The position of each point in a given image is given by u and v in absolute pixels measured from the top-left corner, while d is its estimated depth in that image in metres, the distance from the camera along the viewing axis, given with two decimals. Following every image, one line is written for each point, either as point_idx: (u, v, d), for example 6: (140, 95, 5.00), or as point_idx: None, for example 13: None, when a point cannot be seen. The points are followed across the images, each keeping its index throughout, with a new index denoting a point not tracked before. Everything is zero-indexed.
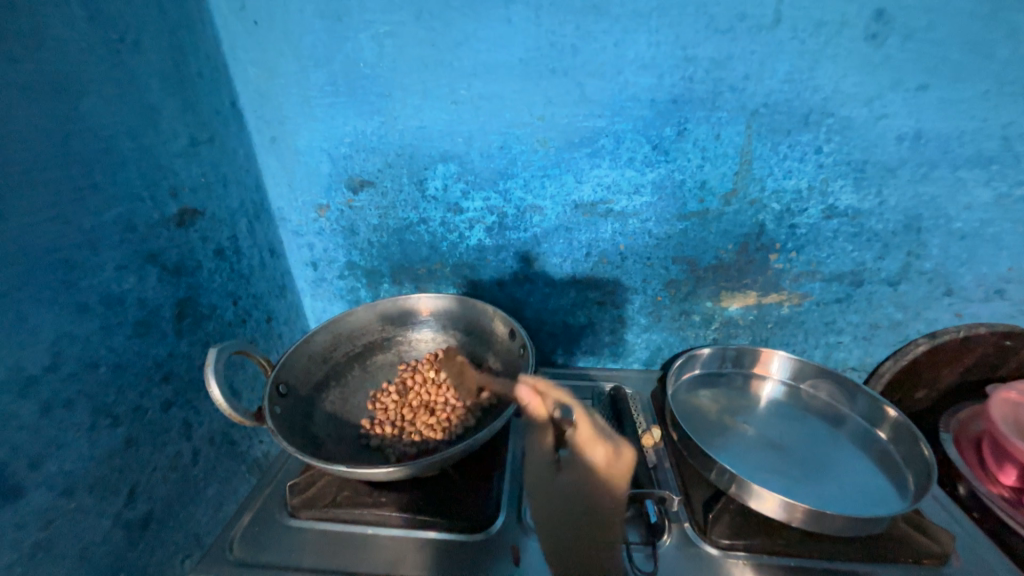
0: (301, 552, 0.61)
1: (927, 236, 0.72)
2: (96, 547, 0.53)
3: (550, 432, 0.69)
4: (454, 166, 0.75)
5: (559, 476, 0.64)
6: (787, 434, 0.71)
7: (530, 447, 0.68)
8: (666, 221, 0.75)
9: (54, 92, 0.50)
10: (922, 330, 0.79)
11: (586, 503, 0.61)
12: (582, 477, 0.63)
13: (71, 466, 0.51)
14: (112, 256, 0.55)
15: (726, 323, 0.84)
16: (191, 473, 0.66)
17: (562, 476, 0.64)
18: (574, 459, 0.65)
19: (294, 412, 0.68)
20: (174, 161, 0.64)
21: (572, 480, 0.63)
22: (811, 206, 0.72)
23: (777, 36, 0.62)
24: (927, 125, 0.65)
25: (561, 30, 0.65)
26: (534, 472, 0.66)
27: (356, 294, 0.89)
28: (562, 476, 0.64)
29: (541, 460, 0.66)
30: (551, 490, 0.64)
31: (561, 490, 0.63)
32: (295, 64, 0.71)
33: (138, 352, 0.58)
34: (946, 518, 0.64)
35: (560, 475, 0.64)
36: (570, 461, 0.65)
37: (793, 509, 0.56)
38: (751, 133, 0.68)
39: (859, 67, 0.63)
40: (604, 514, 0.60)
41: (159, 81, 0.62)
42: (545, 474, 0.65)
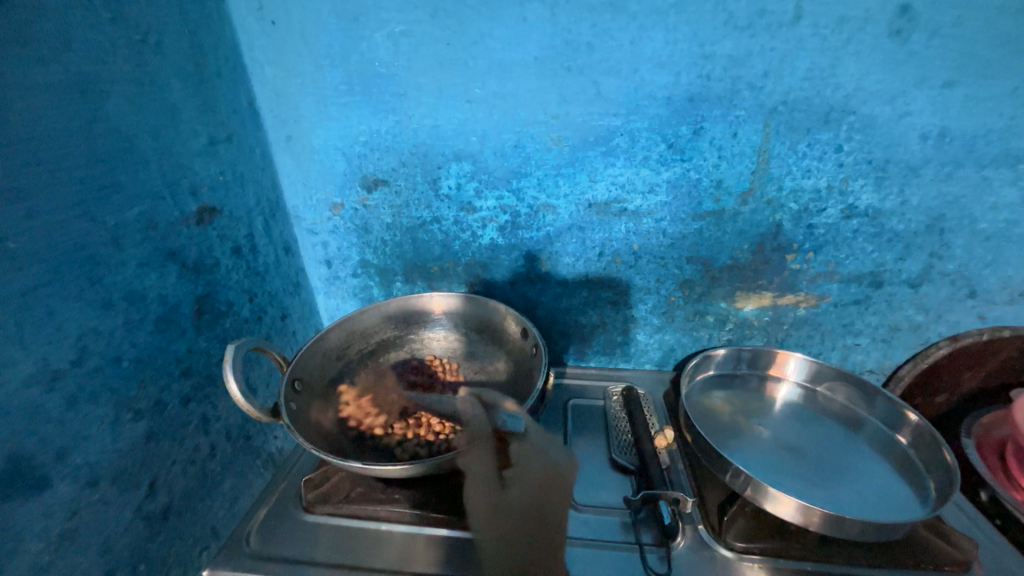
0: (315, 547, 0.61)
1: (950, 237, 0.70)
2: (117, 538, 0.55)
3: (492, 443, 0.65)
4: (468, 165, 0.75)
5: (506, 492, 0.61)
6: (802, 438, 0.70)
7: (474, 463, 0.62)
8: (681, 221, 0.75)
9: (80, 93, 0.51)
10: (943, 333, 0.77)
11: (534, 513, 0.60)
12: (536, 486, 0.63)
13: (95, 459, 0.52)
14: (134, 253, 0.56)
15: (740, 324, 0.83)
16: (208, 467, 0.67)
17: (510, 491, 0.61)
18: (520, 471, 0.63)
19: (308, 408, 0.69)
20: (193, 160, 0.65)
21: (519, 495, 0.61)
22: (829, 206, 0.71)
23: (797, 33, 0.61)
24: (952, 122, 0.64)
25: (577, 28, 0.64)
26: (475, 488, 0.62)
27: (369, 292, 0.89)
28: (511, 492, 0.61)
29: (487, 474, 0.62)
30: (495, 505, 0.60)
31: (508, 507, 0.60)
32: (311, 64, 0.71)
33: (158, 348, 0.59)
34: (969, 526, 0.63)
35: (505, 491, 0.61)
36: (517, 473, 0.63)
37: (809, 513, 0.55)
38: (769, 132, 0.67)
39: (883, 64, 0.62)
40: (556, 514, 0.61)
41: (179, 80, 0.63)
42: (491, 490, 0.61)
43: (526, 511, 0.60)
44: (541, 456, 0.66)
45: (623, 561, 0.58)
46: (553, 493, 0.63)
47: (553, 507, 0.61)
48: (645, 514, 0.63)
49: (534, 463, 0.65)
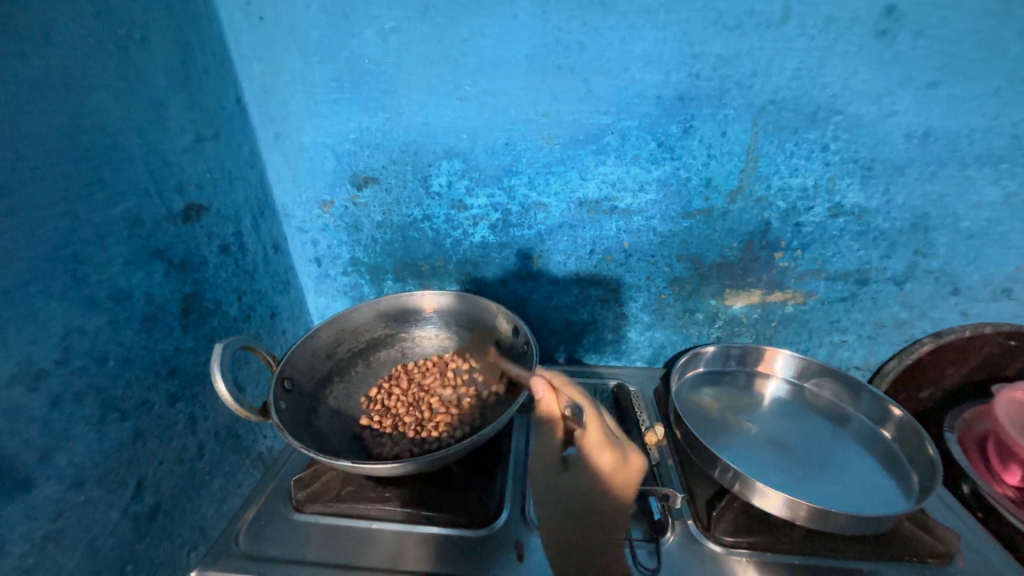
0: (306, 547, 0.61)
1: (934, 235, 0.71)
2: (104, 540, 0.54)
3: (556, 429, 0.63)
4: (459, 162, 0.75)
5: (567, 473, 0.61)
6: (789, 433, 0.71)
7: (542, 438, 0.64)
8: (671, 219, 0.75)
9: (63, 88, 0.50)
10: (927, 330, 0.79)
11: (587, 507, 0.59)
12: (595, 479, 0.60)
13: (80, 460, 0.51)
14: (120, 251, 0.55)
15: (729, 321, 0.83)
16: (197, 467, 0.66)
17: (571, 473, 0.61)
18: (584, 459, 0.61)
19: (298, 407, 0.69)
20: (180, 157, 0.64)
21: (580, 479, 0.60)
22: (817, 204, 0.71)
23: (785, 33, 0.62)
24: (936, 122, 0.65)
25: (567, 26, 0.64)
26: (541, 468, 0.63)
27: (360, 290, 0.89)
28: (573, 474, 0.61)
29: (547, 456, 0.63)
30: (555, 484, 0.61)
31: (565, 489, 0.61)
32: (299, 60, 0.70)
33: (145, 347, 0.59)
34: (952, 519, 0.64)
35: (565, 473, 0.61)
36: (581, 461, 0.61)
37: (796, 508, 0.56)
38: (757, 131, 0.68)
39: (869, 64, 0.63)
40: (608, 511, 0.59)
41: (165, 76, 0.62)
42: (552, 470, 0.62)
43: (586, 496, 0.59)
44: (600, 455, 0.60)
45: None
46: (606, 492, 0.59)
47: (604, 503, 0.59)
48: (635, 510, 0.63)
49: (600, 453, 0.60)
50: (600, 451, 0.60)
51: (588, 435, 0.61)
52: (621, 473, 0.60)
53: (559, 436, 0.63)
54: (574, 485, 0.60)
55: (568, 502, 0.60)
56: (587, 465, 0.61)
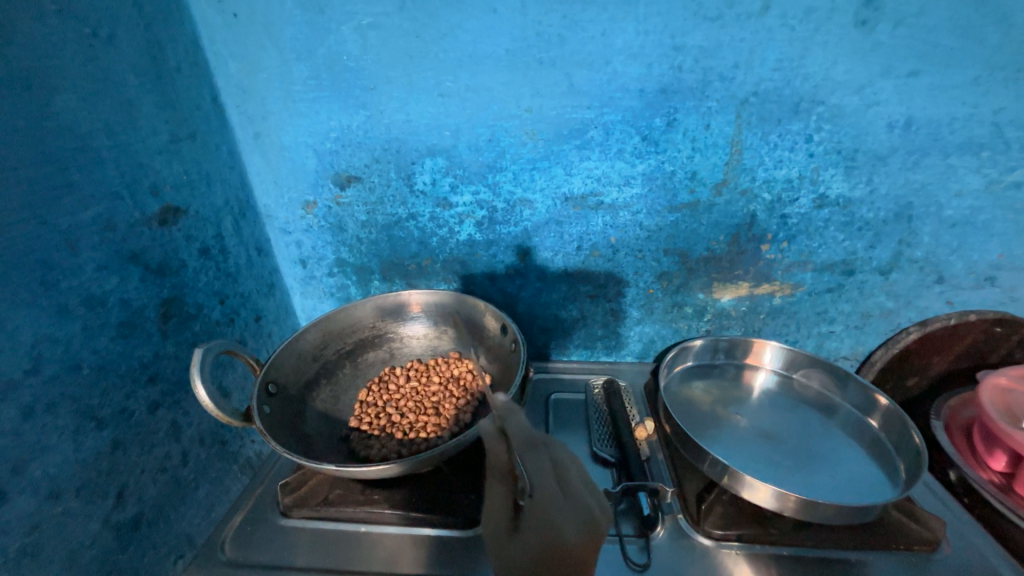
0: (293, 552, 0.60)
1: (918, 224, 0.72)
2: (84, 551, 0.53)
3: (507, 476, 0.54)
4: (442, 159, 0.74)
5: (513, 541, 0.49)
6: (779, 424, 0.72)
7: (490, 495, 0.53)
8: (657, 213, 0.75)
9: (26, 90, 0.48)
10: (913, 319, 0.79)
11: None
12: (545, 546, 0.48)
13: (56, 471, 0.50)
14: (92, 256, 0.54)
15: (718, 315, 0.83)
16: (181, 474, 0.65)
17: (515, 542, 0.49)
18: (532, 521, 0.49)
19: (284, 411, 0.68)
20: (154, 159, 0.63)
21: (526, 552, 0.48)
22: (802, 195, 0.71)
23: (766, 23, 0.62)
24: (918, 112, 0.65)
25: (548, 20, 0.64)
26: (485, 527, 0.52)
27: (346, 291, 0.88)
28: (515, 546, 0.49)
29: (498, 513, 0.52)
30: (502, 561, 0.48)
31: (510, 565, 0.48)
32: (277, 58, 0.69)
33: (122, 354, 0.58)
34: (938, 506, 0.65)
35: (512, 541, 0.49)
36: (525, 525, 0.49)
37: (784, 499, 0.56)
38: (741, 123, 0.67)
39: (850, 54, 0.62)
40: None
41: (136, 76, 0.61)
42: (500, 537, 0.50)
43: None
44: (548, 516, 0.49)
45: (603, 553, 0.58)
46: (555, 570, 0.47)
47: None
48: (625, 506, 0.63)
49: (558, 525, 0.49)
50: (553, 516, 0.49)
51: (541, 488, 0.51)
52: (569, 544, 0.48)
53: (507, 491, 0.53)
54: (518, 564, 0.47)
55: None
56: (532, 524, 0.49)
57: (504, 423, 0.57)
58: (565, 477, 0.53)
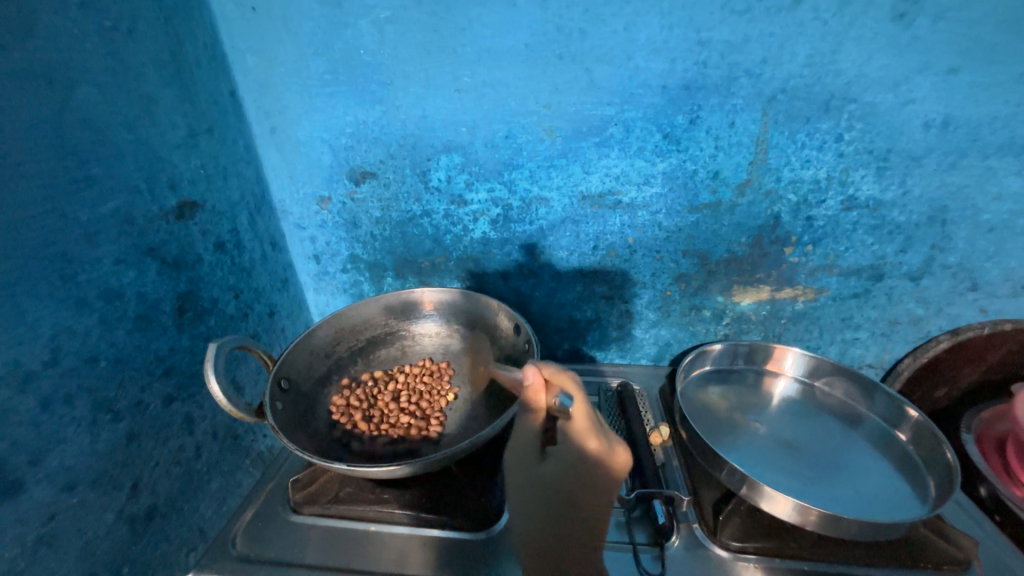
0: (303, 550, 0.60)
1: (953, 228, 0.68)
2: (99, 542, 0.53)
3: (537, 423, 0.57)
4: (458, 156, 0.73)
5: (546, 463, 0.57)
6: (799, 434, 0.69)
7: (520, 422, 0.58)
8: (677, 213, 0.73)
9: (47, 82, 0.48)
10: (944, 327, 0.76)
11: (572, 497, 0.55)
12: (580, 468, 0.55)
13: (72, 462, 0.51)
14: (110, 249, 0.54)
15: (738, 319, 0.81)
16: (194, 467, 0.66)
17: (549, 462, 0.56)
18: (562, 450, 0.56)
19: (296, 408, 0.68)
20: (172, 153, 0.63)
21: (561, 477, 0.56)
22: (829, 197, 0.69)
23: (797, 17, 0.59)
24: (956, 111, 0.62)
25: (569, 14, 0.62)
26: (517, 456, 0.59)
27: (359, 287, 0.88)
28: (551, 468, 0.56)
29: (529, 443, 0.58)
30: (542, 481, 0.57)
31: (547, 482, 0.56)
32: (294, 52, 0.69)
33: (138, 347, 0.58)
34: (971, 525, 0.62)
35: (546, 462, 0.57)
36: (561, 450, 0.56)
37: (806, 513, 0.54)
38: (767, 121, 0.65)
39: (886, 49, 0.60)
40: (594, 508, 0.55)
41: (155, 69, 0.61)
42: (532, 462, 0.58)
43: (563, 487, 0.55)
44: (580, 438, 0.54)
45: (616, 562, 0.57)
46: (589, 483, 0.55)
47: (585, 504, 0.55)
48: (639, 513, 0.61)
49: (573, 454, 0.55)
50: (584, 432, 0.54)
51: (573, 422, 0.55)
52: (602, 474, 0.54)
53: (539, 425, 0.58)
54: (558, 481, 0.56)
55: (549, 499, 0.56)
56: (563, 457, 0.55)
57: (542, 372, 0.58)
58: (587, 428, 0.54)
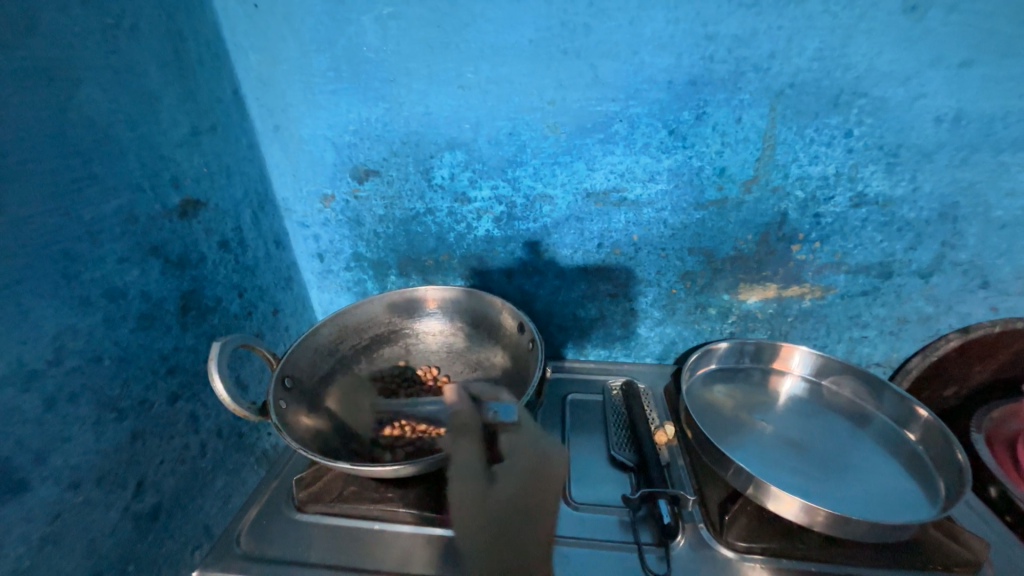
0: (307, 548, 0.60)
1: (964, 225, 0.67)
2: (104, 540, 0.53)
3: (479, 434, 0.62)
4: (461, 153, 0.72)
5: (495, 486, 0.59)
6: (807, 434, 0.69)
7: (462, 455, 0.60)
8: (682, 210, 0.72)
9: (50, 80, 0.48)
10: (954, 325, 0.75)
11: (523, 504, 0.58)
12: (528, 475, 0.61)
13: (77, 461, 0.51)
14: (114, 248, 0.54)
15: (744, 317, 0.80)
16: (199, 465, 0.66)
17: (500, 483, 0.59)
18: (509, 466, 0.60)
19: (300, 406, 0.68)
20: (175, 151, 0.63)
21: (508, 486, 0.59)
22: (838, 193, 0.68)
23: (806, 10, 0.58)
24: (969, 105, 0.61)
25: (573, 8, 0.61)
26: (461, 480, 0.60)
27: (363, 285, 0.88)
28: (501, 481, 0.59)
29: (473, 464, 0.60)
30: (490, 495, 0.58)
31: (497, 497, 0.58)
32: (297, 49, 0.68)
33: (143, 345, 0.58)
34: (980, 525, 0.61)
35: (494, 485, 0.59)
36: (506, 470, 0.60)
37: (813, 513, 0.53)
38: (775, 116, 0.64)
39: (897, 42, 0.59)
40: (545, 502, 0.60)
41: (158, 67, 0.61)
42: (479, 482, 0.59)
43: (512, 506, 0.58)
44: (530, 449, 0.62)
45: (621, 561, 0.56)
46: (535, 494, 0.60)
47: (535, 506, 0.59)
48: (644, 513, 0.61)
49: (523, 456, 0.61)
50: (534, 446, 0.62)
51: (514, 438, 0.62)
52: (548, 470, 0.62)
53: (478, 444, 0.62)
54: (507, 492, 0.58)
55: (500, 510, 0.57)
56: (507, 475, 0.60)
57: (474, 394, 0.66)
58: (528, 436, 0.63)
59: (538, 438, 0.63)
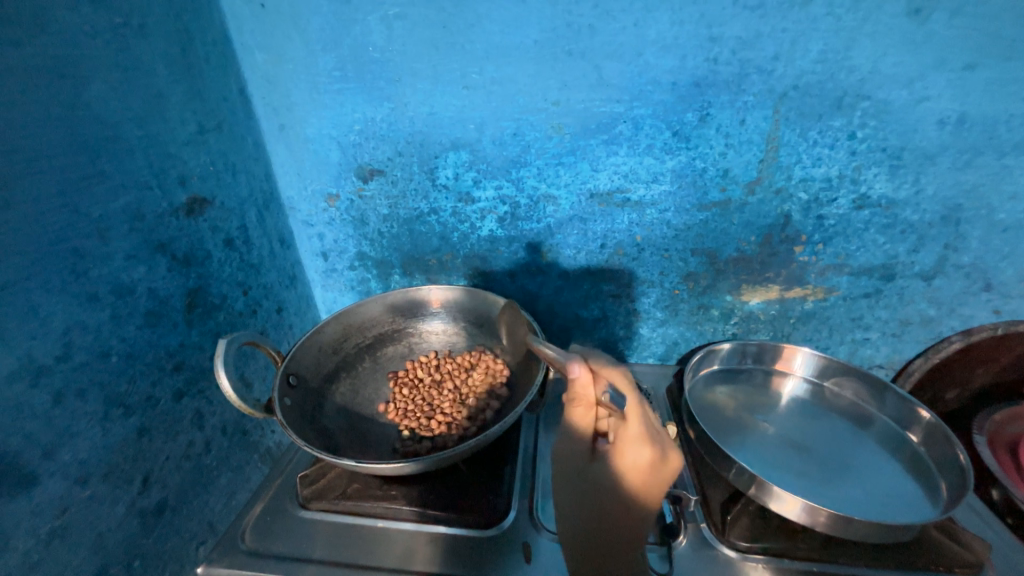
0: (311, 544, 0.60)
1: (966, 227, 0.68)
2: (110, 534, 0.54)
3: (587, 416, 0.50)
4: (466, 154, 0.73)
5: (593, 468, 0.50)
6: (809, 435, 0.69)
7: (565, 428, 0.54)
8: (685, 211, 0.72)
9: (60, 78, 0.49)
10: (956, 328, 0.75)
11: (616, 501, 0.49)
12: (629, 474, 0.48)
13: (84, 455, 0.51)
14: (121, 245, 0.55)
15: (746, 318, 0.81)
16: (204, 462, 0.66)
17: (599, 466, 0.49)
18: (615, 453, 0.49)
19: (305, 403, 0.68)
20: (182, 150, 0.64)
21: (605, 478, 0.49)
22: (841, 195, 0.68)
23: (810, 13, 0.58)
24: (972, 108, 0.61)
25: (578, 9, 0.62)
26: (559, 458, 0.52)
27: (367, 284, 0.88)
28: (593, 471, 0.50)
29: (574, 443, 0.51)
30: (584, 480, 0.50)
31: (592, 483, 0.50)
32: (303, 49, 0.69)
33: (149, 342, 0.58)
34: (983, 528, 0.61)
35: (593, 463, 0.50)
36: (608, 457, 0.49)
37: (815, 513, 0.53)
38: (778, 118, 0.64)
39: (900, 45, 0.59)
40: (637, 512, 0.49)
41: (165, 66, 0.61)
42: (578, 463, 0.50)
43: (613, 493, 0.49)
44: (637, 445, 0.47)
45: None
46: (640, 489, 0.48)
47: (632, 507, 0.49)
48: None
49: (635, 454, 0.47)
50: (641, 445, 0.47)
51: (626, 427, 0.47)
52: (656, 476, 0.47)
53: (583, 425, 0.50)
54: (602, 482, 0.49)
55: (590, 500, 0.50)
56: (614, 459, 0.49)
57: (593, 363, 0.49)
58: (643, 428, 0.47)
59: (648, 425, 0.47)
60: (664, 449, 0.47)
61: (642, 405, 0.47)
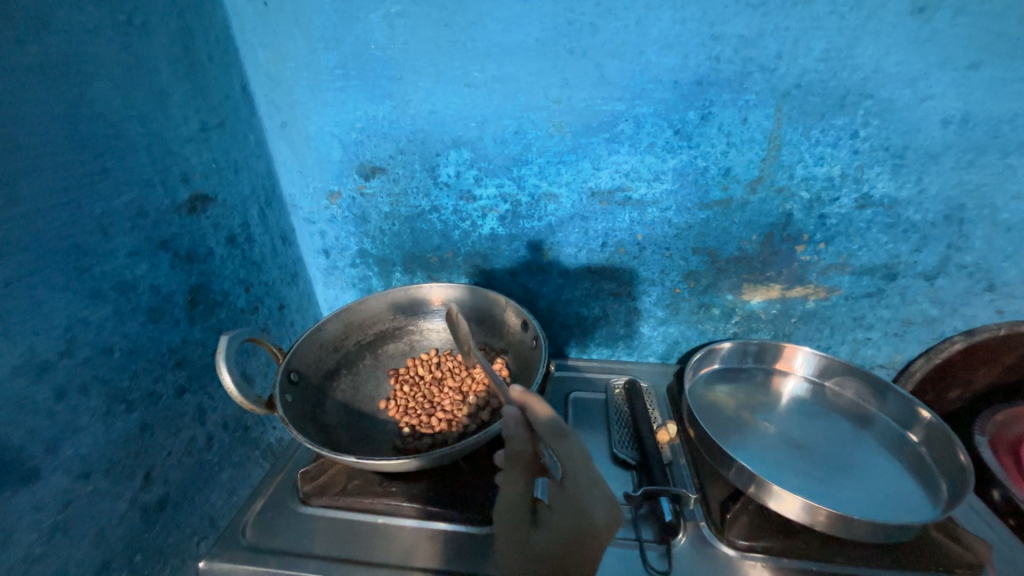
0: (311, 540, 0.61)
1: (970, 227, 0.67)
2: (113, 529, 0.54)
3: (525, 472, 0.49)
4: (467, 152, 0.73)
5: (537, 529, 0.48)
6: (809, 434, 0.69)
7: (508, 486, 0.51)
8: (687, 210, 0.72)
9: (63, 76, 0.49)
10: (959, 328, 0.75)
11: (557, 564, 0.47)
12: (569, 532, 0.46)
13: (87, 450, 0.52)
14: (124, 242, 0.55)
15: (747, 317, 0.80)
16: (206, 457, 0.67)
17: (540, 530, 0.48)
18: (555, 511, 0.48)
19: (306, 400, 0.68)
20: (184, 147, 0.64)
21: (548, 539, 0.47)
22: (843, 194, 0.68)
23: (813, 11, 0.58)
24: (976, 107, 0.61)
25: (580, 8, 0.61)
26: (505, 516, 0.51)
27: (368, 282, 0.88)
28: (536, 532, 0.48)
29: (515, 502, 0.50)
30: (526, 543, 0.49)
31: (536, 547, 0.48)
32: (305, 47, 0.69)
33: (152, 338, 0.59)
34: (982, 527, 0.61)
35: (535, 527, 0.49)
36: (550, 516, 0.48)
37: (814, 513, 0.53)
38: (781, 117, 0.64)
39: (904, 44, 0.58)
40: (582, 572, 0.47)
41: (168, 64, 0.61)
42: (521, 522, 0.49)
43: (552, 564, 0.47)
44: (573, 502, 0.47)
45: (623, 559, 0.56)
46: (577, 556, 0.46)
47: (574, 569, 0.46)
48: (646, 510, 0.61)
49: (570, 509, 0.47)
50: (581, 501, 0.46)
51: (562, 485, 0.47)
52: (594, 534, 0.46)
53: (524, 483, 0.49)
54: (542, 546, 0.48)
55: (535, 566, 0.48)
56: (554, 523, 0.47)
57: (529, 416, 0.48)
58: (576, 480, 0.46)
59: (583, 481, 0.46)
60: (600, 505, 0.46)
61: (579, 462, 0.46)
